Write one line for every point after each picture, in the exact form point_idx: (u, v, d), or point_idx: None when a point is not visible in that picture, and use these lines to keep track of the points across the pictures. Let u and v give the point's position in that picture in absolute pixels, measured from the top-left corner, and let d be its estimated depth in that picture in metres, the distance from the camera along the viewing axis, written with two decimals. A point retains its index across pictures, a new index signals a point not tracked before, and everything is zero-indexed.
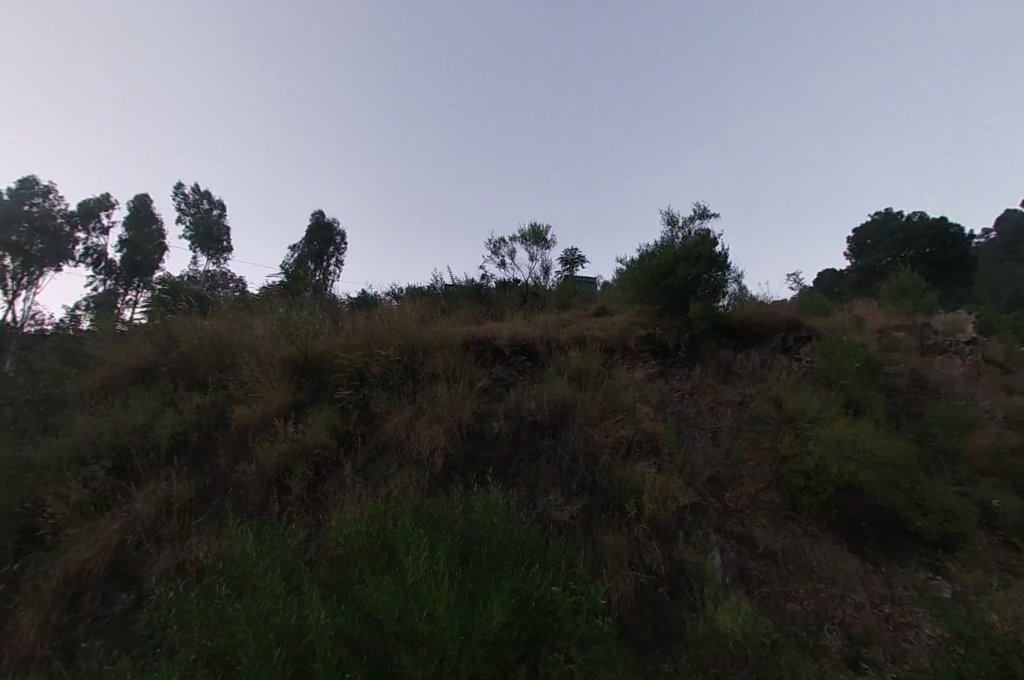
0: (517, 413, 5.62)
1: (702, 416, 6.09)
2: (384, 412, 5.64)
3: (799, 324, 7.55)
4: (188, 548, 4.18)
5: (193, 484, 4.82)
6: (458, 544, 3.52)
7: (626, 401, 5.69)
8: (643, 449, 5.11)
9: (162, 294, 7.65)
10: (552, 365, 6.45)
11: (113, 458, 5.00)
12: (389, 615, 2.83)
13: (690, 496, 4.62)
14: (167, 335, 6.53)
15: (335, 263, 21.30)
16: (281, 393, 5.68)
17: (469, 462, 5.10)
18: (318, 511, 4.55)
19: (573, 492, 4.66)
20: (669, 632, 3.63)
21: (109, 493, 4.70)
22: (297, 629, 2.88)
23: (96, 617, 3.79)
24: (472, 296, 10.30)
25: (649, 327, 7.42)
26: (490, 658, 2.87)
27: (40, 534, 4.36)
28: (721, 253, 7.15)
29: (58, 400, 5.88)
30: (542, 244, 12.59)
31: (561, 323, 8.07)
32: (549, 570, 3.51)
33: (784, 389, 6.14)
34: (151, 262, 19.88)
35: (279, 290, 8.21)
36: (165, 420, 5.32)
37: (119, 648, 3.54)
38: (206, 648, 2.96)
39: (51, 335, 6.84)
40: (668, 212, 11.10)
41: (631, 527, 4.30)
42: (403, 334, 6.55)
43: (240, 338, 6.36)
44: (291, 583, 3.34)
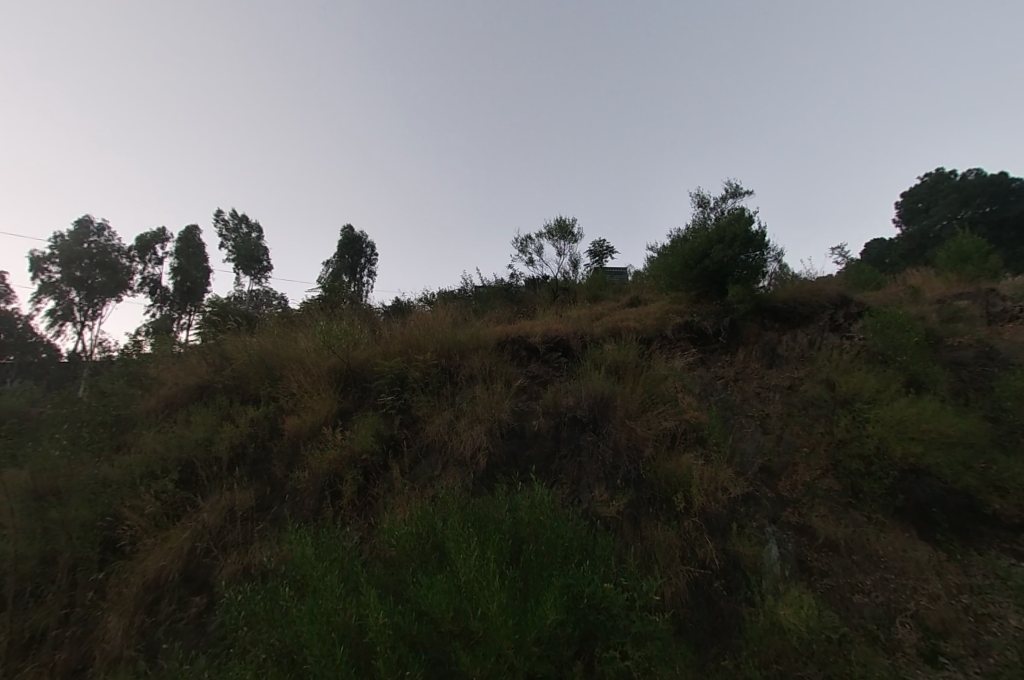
0: (556, 410, 5.61)
1: (748, 402, 5.89)
2: (425, 415, 5.76)
3: (848, 300, 7.15)
4: (252, 554, 4.42)
5: (253, 493, 5.09)
6: (507, 542, 3.54)
7: (667, 392, 5.58)
8: (689, 440, 4.99)
9: (213, 315, 8.09)
10: (588, 359, 6.40)
11: (180, 471, 5.33)
12: (445, 613, 2.89)
13: (741, 487, 4.48)
14: (220, 354, 6.91)
15: (367, 274, 21.87)
16: (327, 402, 5.89)
17: (511, 461, 5.13)
18: (370, 514, 4.71)
19: (618, 487, 4.60)
20: (727, 627, 3.53)
21: (179, 504, 5.01)
22: (357, 628, 2.98)
23: (173, 621, 4.05)
24: (503, 295, 10.35)
25: (685, 314, 7.25)
26: (545, 657, 2.88)
27: (120, 545, 4.71)
28: (757, 232, 6.91)
29: (128, 420, 6.31)
30: (569, 239, 12.51)
31: (594, 316, 7.99)
32: (599, 567, 3.48)
33: (836, 370, 5.84)
34: (200, 287, 21.00)
35: (319, 303, 8.53)
36: (223, 433, 5.62)
37: (195, 649, 3.79)
38: (275, 647, 3.12)
39: (117, 359, 7.34)
40: (697, 194, 10.83)
41: (680, 520, 4.21)
42: (438, 338, 6.69)
43: (286, 353, 6.64)
44: (349, 583, 3.47)
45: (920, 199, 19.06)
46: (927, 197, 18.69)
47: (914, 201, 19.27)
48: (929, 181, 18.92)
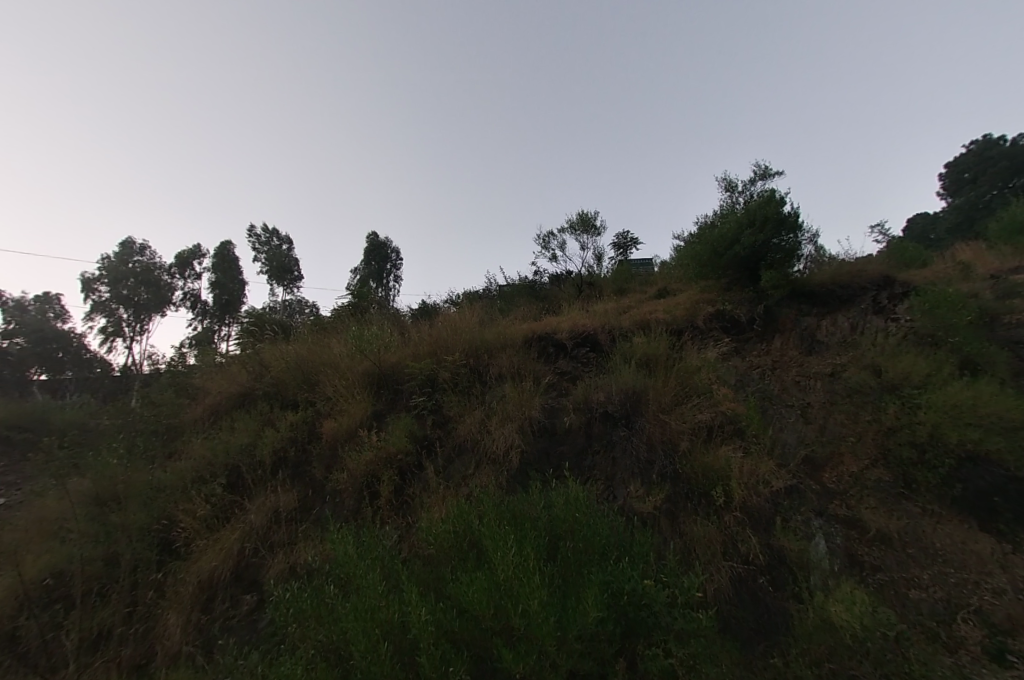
0: (587, 405, 5.58)
1: (788, 391, 5.69)
2: (456, 415, 5.83)
3: (891, 280, 6.79)
4: (297, 553, 4.58)
5: (296, 495, 5.27)
6: (544, 539, 3.52)
7: (701, 383, 5.45)
8: (726, 432, 4.87)
9: (251, 325, 8.41)
10: (617, 354, 6.31)
11: (227, 475, 5.57)
12: (485, 610, 2.91)
13: (784, 479, 4.33)
14: (259, 362, 7.18)
15: (394, 279, 22.23)
16: (361, 405, 6.04)
17: (544, 458, 5.14)
18: (407, 512, 4.80)
19: (654, 482, 4.54)
20: (775, 624, 3.42)
21: (227, 507, 5.24)
22: (401, 624, 3.04)
23: (227, 618, 4.24)
24: (528, 293, 10.35)
25: (717, 304, 7.07)
26: (587, 654, 2.85)
27: (175, 546, 4.97)
28: (789, 213, 6.67)
29: (178, 428, 6.65)
30: (592, 233, 12.36)
31: (621, 309, 7.89)
32: (638, 564, 3.42)
33: (882, 354, 5.56)
34: (237, 299, 21.86)
35: (349, 309, 8.74)
36: (266, 438, 5.84)
37: (248, 644, 3.95)
38: (322, 643, 3.22)
39: (165, 371, 7.73)
40: (723, 178, 10.52)
41: (720, 515, 4.11)
42: (466, 339, 6.75)
43: (321, 359, 6.85)
44: (391, 581, 3.54)
45: (967, 168, 17.61)
46: (975, 167, 17.30)
47: (959, 171, 17.89)
48: (976, 149, 17.56)
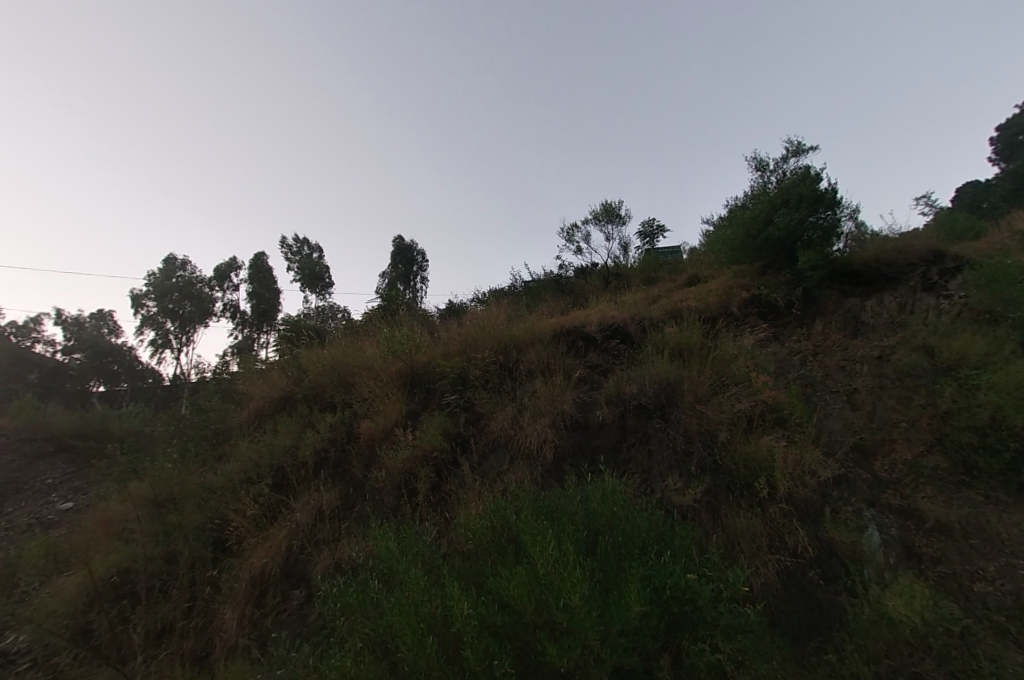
0: (620, 398, 5.52)
1: (832, 377, 5.45)
2: (489, 411, 5.86)
3: (941, 254, 6.38)
4: (342, 549, 4.73)
5: (338, 493, 5.43)
6: (582, 533, 3.49)
7: (738, 371, 5.29)
8: (767, 422, 4.71)
9: (288, 331, 8.71)
10: (648, 344, 6.19)
11: (273, 476, 5.80)
12: (527, 604, 2.92)
13: (831, 469, 4.17)
14: (298, 367, 7.43)
15: (421, 280, 22.52)
16: (396, 405, 6.17)
17: (578, 452, 5.11)
18: (445, 508, 4.87)
19: (693, 474, 4.44)
20: (828, 619, 3.30)
21: (275, 506, 5.45)
22: (444, 618, 3.08)
23: (278, 612, 4.42)
24: (554, 287, 10.29)
25: (751, 289, 6.84)
26: (631, 649, 2.81)
27: (228, 544, 5.21)
28: (826, 190, 6.39)
29: (225, 432, 6.97)
30: (617, 223, 12.16)
31: (651, 299, 7.75)
32: (681, 558, 3.34)
33: (934, 334, 5.25)
34: (273, 306, 22.66)
35: (379, 311, 8.92)
36: (307, 440, 6.05)
37: (299, 638, 4.11)
38: (370, 636, 3.31)
39: (211, 379, 8.11)
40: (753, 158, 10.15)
41: (764, 507, 3.98)
42: (495, 336, 6.79)
43: (355, 361, 7.03)
44: (432, 575, 3.60)
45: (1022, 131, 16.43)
46: None
47: (1013, 133, 16.65)
48: None
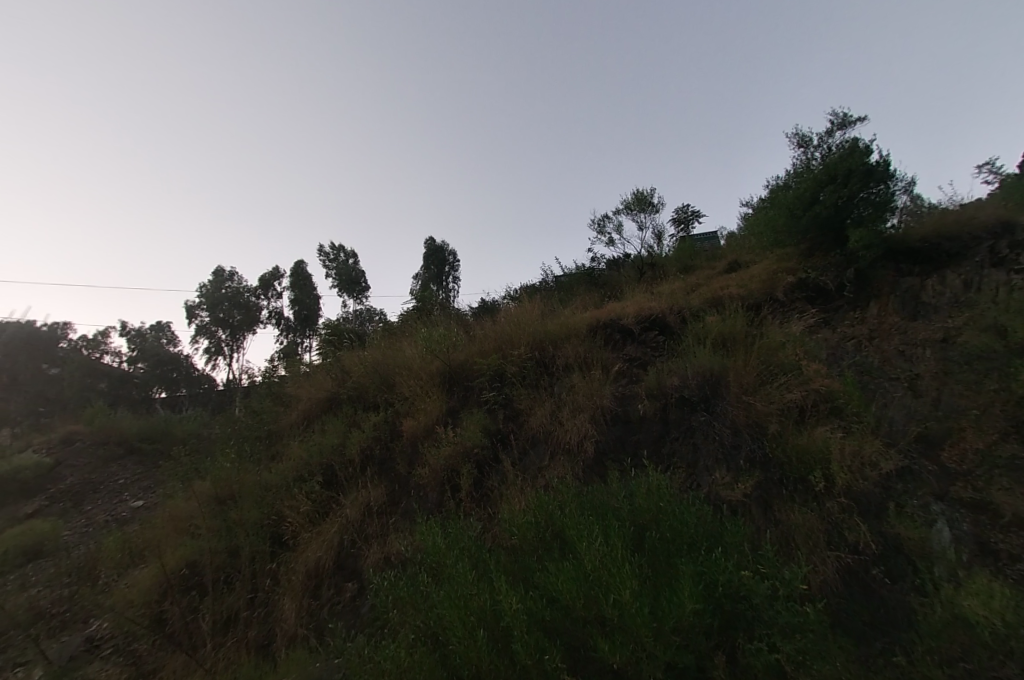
0: (661, 391, 5.41)
1: (890, 362, 5.13)
2: (527, 407, 5.87)
3: (1012, 224, 5.87)
4: (390, 544, 4.87)
5: (385, 490, 5.60)
6: (628, 529, 3.45)
7: (787, 360, 5.07)
8: (821, 412, 4.50)
9: (330, 335, 9.02)
10: (688, 335, 6.02)
11: (323, 474, 6.04)
12: (576, 599, 2.91)
13: (893, 461, 3.94)
14: (341, 369, 7.69)
15: (453, 279, 22.80)
16: (436, 403, 6.28)
17: (620, 447, 5.05)
18: (488, 504, 4.93)
19: (742, 468, 4.31)
20: (894, 619, 3.13)
21: (326, 502, 5.68)
22: (493, 612, 3.13)
23: (333, 604, 4.61)
24: (587, 280, 10.18)
25: (797, 273, 6.53)
26: (685, 647, 2.75)
27: (284, 539, 5.47)
28: (878, 163, 6.09)
29: (277, 433, 7.31)
30: (650, 211, 11.87)
31: (689, 288, 7.53)
32: (733, 554, 3.24)
33: (1007, 312, 4.84)
34: (314, 311, 23.53)
35: (415, 312, 9.11)
36: (353, 438, 6.26)
37: (354, 628, 4.28)
38: (421, 629, 3.39)
39: (261, 383, 8.53)
40: (795, 134, 9.65)
41: (821, 501, 3.81)
42: (530, 332, 6.79)
43: (396, 361, 7.21)
44: (480, 570, 3.65)
45: None
46: None
47: None
48: None
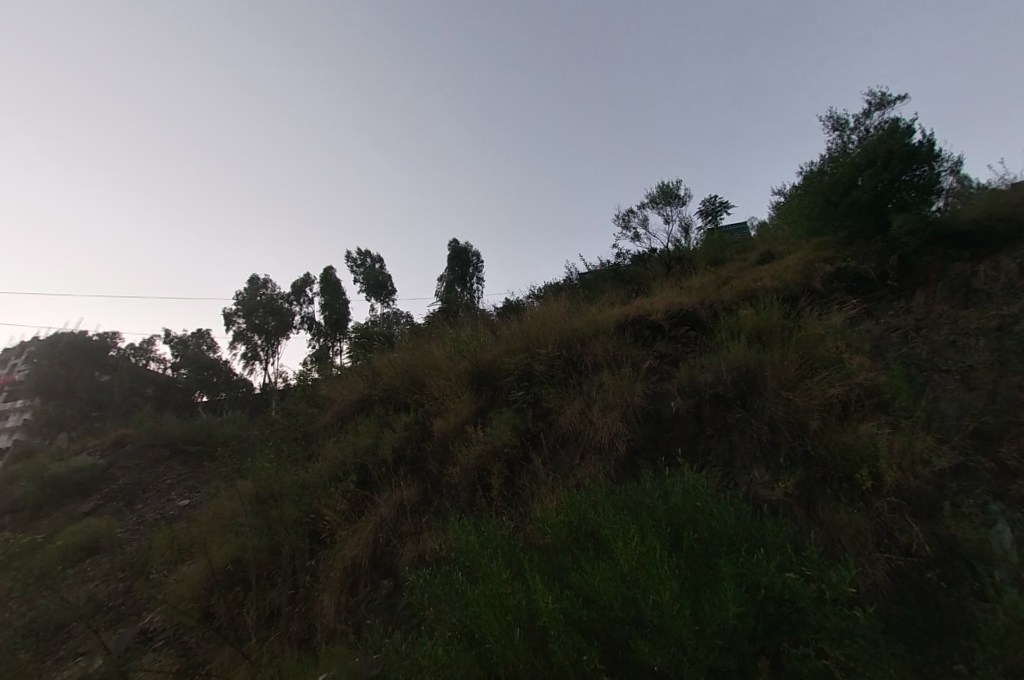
0: (694, 387, 5.29)
1: (941, 352, 4.85)
2: (557, 406, 5.85)
3: None
4: (424, 542, 4.94)
5: (417, 489, 5.68)
6: (664, 528, 3.38)
7: (827, 353, 4.88)
8: (866, 408, 4.31)
9: (360, 338, 9.22)
10: (721, 329, 5.87)
11: (357, 473, 6.18)
12: (613, 599, 2.88)
13: (947, 458, 3.72)
14: (372, 370, 7.85)
15: (477, 280, 22.93)
16: (465, 402, 6.33)
17: (652, 445, 4.98)
18: (520, 503, 4.94)
19: (782, 466, 4.17)
20: (952, 625, 2.96)
21: (361, 501, 5.81)
22: (529, 611, 3.12)
23: (370, 600, 4.71)
24: (613, 276, 10.05)
25: (836, 262, 6.27)
26: (727, 651, 2.67)
27: (322, 536, 5.62)
28: (921, 143, 5.78)
29: (313, 434, 7.53)
30: (676, 204, 11.63)
31: (720, 281, 7.34)
32: (776, 555, 3.14)
33: None
34: (344, 315, 24.08)
35: (442, 313, 9.21)
36: (386, 439, 6.37)
37: (391, 625, 4.36)
38: (457, 627, 3.41)
39: (297, 386, 8.81)
40: (829, 118, 9.27)
41: (869, 501, 3.64)
42: (557, 330, 6.76)
43: (424, 362, 7.30)
44: (514, 568, 3.66)
45: None
46: None
47: None
48: None
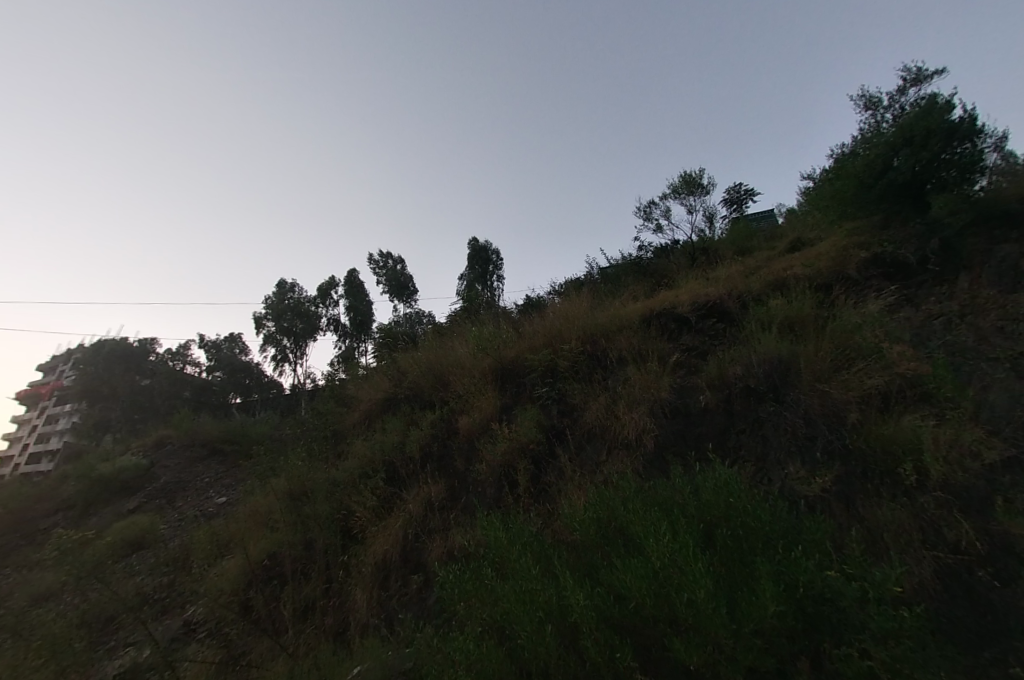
0: (723, 381, 5.17)
1: (989, 339, 4.59)
2: (582, 401, 5.81)
3: None
4: (452, 538, 4.98)
5: (445, 486, 5.73)
6: (696, 526, 3.31)
7: (865, 342, 4.69)
8: (908, 399, 4.13)
9: (385, 338, 9.35)
10: (750, 320, 5.71)
11: (386, 471, 6.27)
12: (646, 597, 2.84)
13: (998, 450, 3.52)
14: (397, 369, 7.95)
15: (498, 279, 22.96)
16: (490, 399, 6.35)
17: (681, 440, 4.89)
18: (547, 499, 4.92)
19: (818, 461, 4.05)
20: (1008, 627, 2.81)
21: (390, 498, 5.90)
22: (560, 608, 3.11)
23: (401, 595, 4.78)
24: (635, 270, 9.90)
25: (871, 247, 6.01)
26: (765, 651, 2.60)
27: (353, 533, 5.73)
28: (961, 120, 5.49)
29: (341, 432, 7.68)
30: (699, 194, 11.36)
31: (747, 271, 7.14)
32: (815, 553, 3.03)
33: None
34: (368, 316, 24.49)
35: (464, 312, 9.26)
36: (413, 436, 6.45)
37: (422, 620, 4.42)
38: (488, 622, 3.43)
39: (325, 387, 9.01)
40: (860, 98, 8.89)
41: (913, 496, 3.49)
42: (580, 326, 6.71)
43: (448, 360, 7.35)
44: (543, 565, 3.65)
45: None
46: None
47: None
48: None
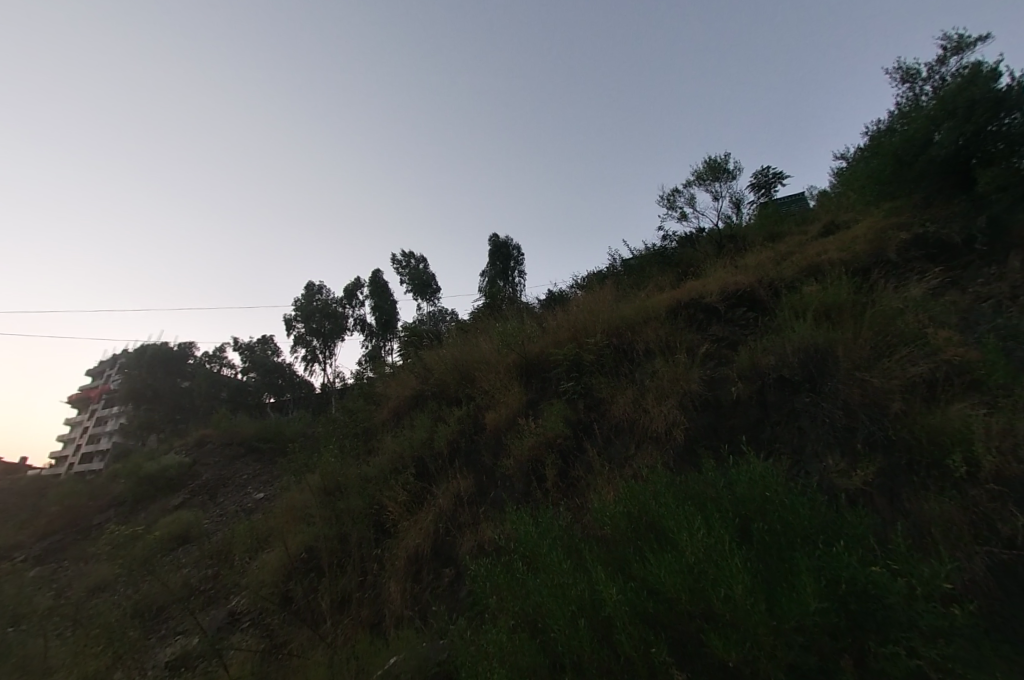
0: (756, 371, 5.03)
1: None
2: (609, 395, 5.75)
3: None
4: (482, 532, 5.03)
5: (473, 481, 5.78)
6: (731, 520, 3.24)
7: (907, 328, 4.49)
8: (955, 387, 3.92)
9: (410, 336, 9.47)
10: (783, 308, 5.52)
11: (416, 467, 6.37)
12: (681, 592, 2.80)
13: None
14: (423, 367, 8.05)
15: (520, 274, 22.91)
16: (516, 394, 6.36)
17: (713, 433, 4.79)
18: (575, 493, 4.91)
19: (859, 453, 3.91)
20: None
21: (420, 493, 5.99)
22: (592, 602, 3.10)
23: (433, 587, 4.86)
24: (660, 260, 9.72)
25: (912, 228, 5.72)
26: (807, 648, 2.53)
27: (386, 527, 5.85)
28: (1010, 88, 5.16)
29: (371, 429, 7.83)
30: (725, 179, 11.04)
31: (778, 257, 6.90)
32: (857, 548, 2.93)
33: None
34: (392, 315, 24.85)
35: (487, 308, 9.28)
36: (441, 432, 6.53)
37: (455, 612, 4.48)
38: (520, 615, 3.45)
39: (355, 386, 9.22)
40: (898, 70, 8.43)
41: (964, 488, 3.31)
42: (604, 318, 6.63)
43: (473, 356, 7.39)
44: (574, 559, 3.65)
45: None
46: None
47: None
48: None
